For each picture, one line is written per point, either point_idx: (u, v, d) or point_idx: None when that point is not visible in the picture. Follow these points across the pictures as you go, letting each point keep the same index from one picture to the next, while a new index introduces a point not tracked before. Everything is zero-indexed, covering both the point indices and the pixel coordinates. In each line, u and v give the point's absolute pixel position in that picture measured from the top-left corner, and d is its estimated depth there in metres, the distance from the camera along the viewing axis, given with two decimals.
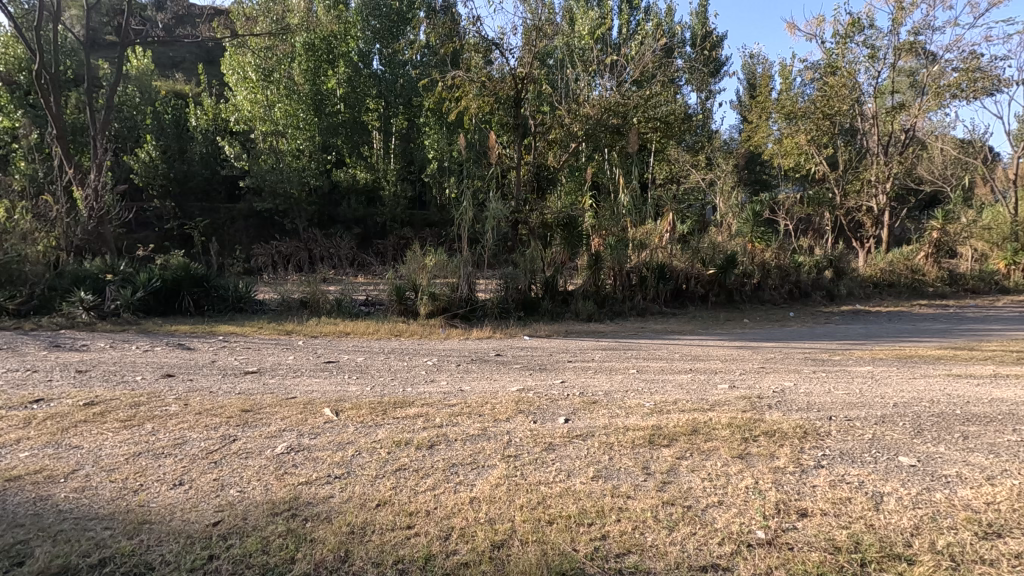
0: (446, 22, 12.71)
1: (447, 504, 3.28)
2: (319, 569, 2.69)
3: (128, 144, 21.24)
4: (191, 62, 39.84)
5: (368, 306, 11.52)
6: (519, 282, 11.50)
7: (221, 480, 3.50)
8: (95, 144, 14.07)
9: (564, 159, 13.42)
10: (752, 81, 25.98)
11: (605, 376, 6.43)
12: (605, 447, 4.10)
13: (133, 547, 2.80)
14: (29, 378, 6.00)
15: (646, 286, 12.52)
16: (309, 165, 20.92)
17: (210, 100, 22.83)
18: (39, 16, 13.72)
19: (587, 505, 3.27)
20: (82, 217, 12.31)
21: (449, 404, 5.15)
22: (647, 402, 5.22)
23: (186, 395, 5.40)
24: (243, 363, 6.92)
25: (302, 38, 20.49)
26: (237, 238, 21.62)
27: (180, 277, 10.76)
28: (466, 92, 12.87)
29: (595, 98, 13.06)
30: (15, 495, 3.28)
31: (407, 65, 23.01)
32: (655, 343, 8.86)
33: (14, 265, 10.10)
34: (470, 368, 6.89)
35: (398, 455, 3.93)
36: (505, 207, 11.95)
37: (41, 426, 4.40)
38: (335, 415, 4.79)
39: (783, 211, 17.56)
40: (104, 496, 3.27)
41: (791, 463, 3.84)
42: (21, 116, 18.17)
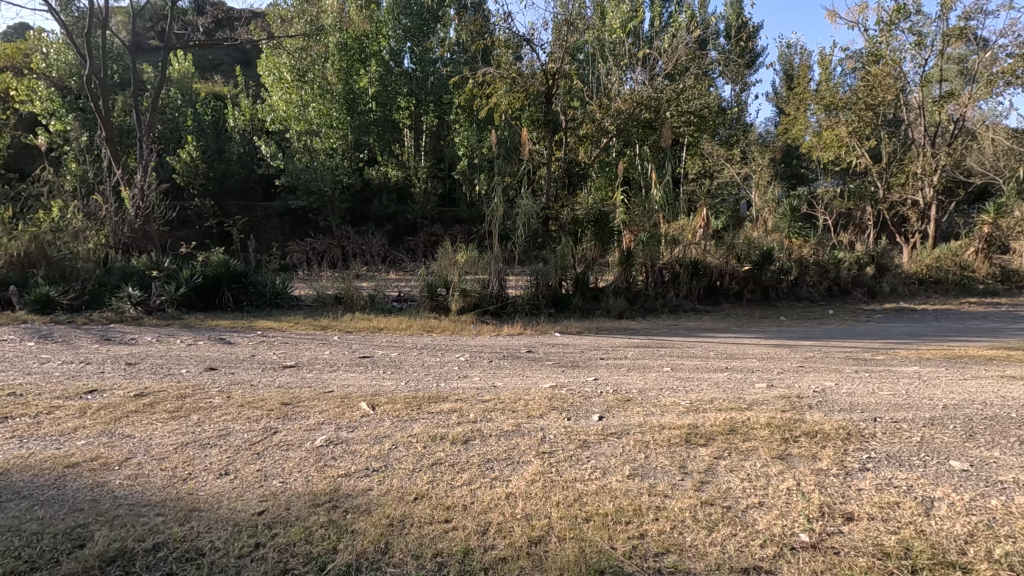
0: (476, 19, 12.72)
1: (484, 498, 3.30)
2: (360, 560, 2.75)
3: (171, 144, 22.02)
4: (230, 64, 41.11)
5: (400, 302, 11.68)
6: (550, 279, 11.50)
7: (264, 472, 3.60)
8: (140, 145, 14.59)
9: (595, 155, 13.29)
10: (789, 72, 25.24)
11: (639, 373, 6.37)
12: (640, 446, 4.06)
13: (184, 533, 2.91)
14: (83, 370, 6.28)
15: (678, 283, 12.35)
16: (342, 164, 21.26)
17: (247, 101, 23.41)
18: (89, 23, 14.29)
19: (624, 503, 3.25)
20: (129, 216, 12.79)
21: (482, 399, 5.18)
22: (683, 401, 5.15)
23: (229, 388, 5.58)
24: (281, 358, 7.10)
25: (335, 39, 20.92)
26: (274, 236, 22.16)
27: (220, 273, 11.09)
28: (496, 89, 12.87)
29: (627, 92, 12.87)
30: (73, 480, 3.44)
31: (438, 63, 23.15)
32: (688, 341, 8.72)
33: (67, 262, 10.83)
34: (502, 364, 6.92)
35: (433, 450, 3.98)
36: (536, 204, 11.90)
37: (96, 415, 4.62)
38: (371, 409, 4.88)
39: (822, 206, 17.06)
40: (156, 484, 3.41)
41: (834, 465, 3.74)
42: (72, 119, 19.02)
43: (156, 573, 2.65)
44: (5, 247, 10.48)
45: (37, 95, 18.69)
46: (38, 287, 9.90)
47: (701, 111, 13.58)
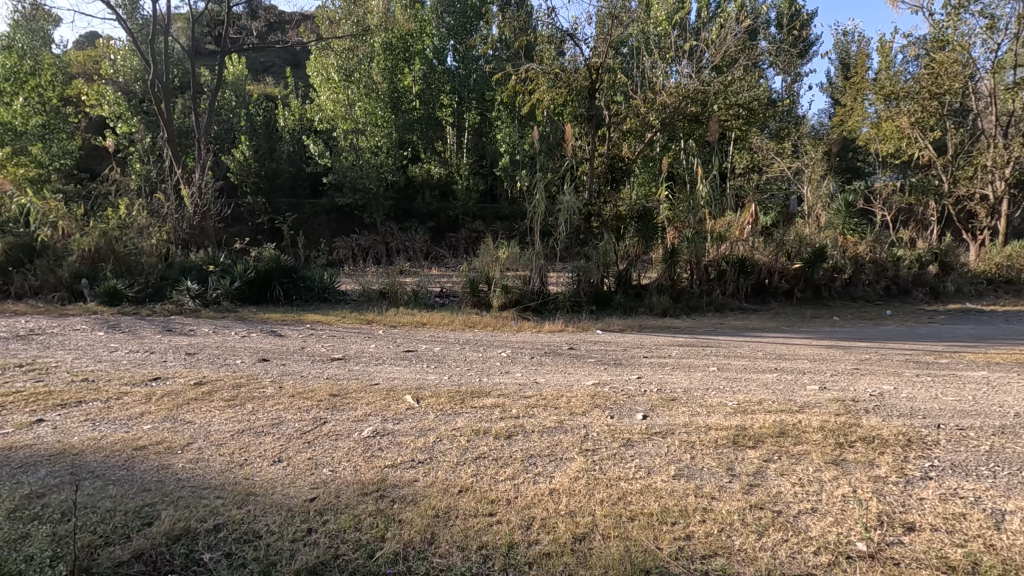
0: (519, 15, 12.70)
1: (527, 494, 3.32)
2: (408, 549, 2.82)
3: (226, 144, 22.98)
4: (280, 66, 42.73)
5: (443, 298, 11.84)
6: (592, 275, 11.41)
7: (314, 460, 3.73)
8: (198, 145, 15.29)
9: (639, 150, 13.07)
10: (845, 62, 24.13)
11: (683, 373, 6.25)
12: (685, 446, 3.99)
13: (242, 516, 3.05)
14: (148, 359, 6.66)
15: (725, 280, 12.04)
16: (387, 162, 21.65)
17: (297, 101, 24.17)
18: (153, 30, 15.04)
19: (670, 503, 3.20)
20: (188, 213, 13.42)
21: (525, 395, 5.20)
22: (730, 401, 5.02)
23: (281, 378, 5.81)
24: (329, 350, 7.32)
25: (381, 39, 21.37)
26: (321, 232, 22.84)
27: (272, 268, 11.52)
28: (539, 85, 12.80)
29: (672, 86, 12.56)
30: (141, 462, 3.65)
31: (480, 60, 23.30)
32: (735, 341, 8.48)
33: (133, 257, 11.42)
34: (544, 361, 6.91)
35: (476, 444, 4.02)
36: (578, 200, 11.80)
37: (161, 402, 4.89)
38: (416, 402, 4.98)
39: (880, 201, 16.27)
40: (215, 468, 3.58)
41: (893, 472, 3.57)
42: (137, 122, 20.09)
43: (216, 552, 2.80)
44: (78, 243, 11.19)
45: (105, 100, 19.85)
46: (107, 281, 10.56)
47: (750, 104, 13.11)
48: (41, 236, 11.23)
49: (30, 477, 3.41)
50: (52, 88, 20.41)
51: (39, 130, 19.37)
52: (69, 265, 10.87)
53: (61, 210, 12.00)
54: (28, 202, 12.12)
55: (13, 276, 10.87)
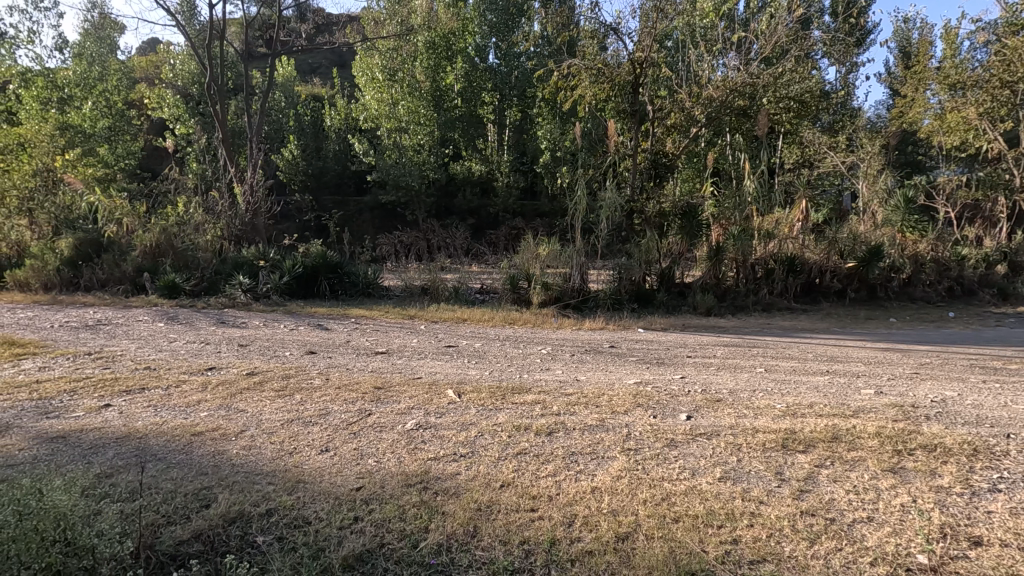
0: (562, 10, 12.61)
1: (568, 491, 3.31)
2: (450, 541, 2.86)
3: (276, 143, 23.77)
4: (326, 67, 43.97)
5: (483, 295, 11.93)
6: (633, 273, 11.23)
7: (360, 450, 3.83)
8: (249, 145, 15.83)
9: (683, 145, 12.79)
10: (906, 50, 22.86)
11: (729, 373, 6.09)
12: (732, 448, 3.89)
13: (292, 502, 3.15)
14: (204, 349, 6.98)
15: (772, 279, 11.66)
16: (429, 160, 21.91)
17: (343, 101, 24.76)
18: (208, 35, 15.65)
19: (715, 506, 3.13)
20: (241, 210, 13.90)
21: (566, 392, 5.19)
22: (778, 404, 4.85)
23: (328, 370, 5.99)
24: (373, 344, 7.50)
25: (424, 37, 21.62)
26: (365, 229, 23.37)
27: (318, 263, 11.86)
28: (581, 81, 12.69)
29: (719, 79, 12.22)
30: (199, 448, 3.83)
31: (522, 57, 23.28)
32: (783, 342, 8.21)
33: (190, 252, 11.95)
34: (584, 359, 6.84)
35: (517, 440, 4.04)
36: (621, 197, 11.63)
37: (216, 390, 5.12)
38: (457, 397, 5.04)
39: (944, 197, 15.38)
40: (267, 455, 3.73)
41: (958, 483, 3.38)
42: (194, 123, 21.03)
43: (269, 536, 2.91)
44: (140, 238, 11.79)
45: (165, 103, 20.86)
46: (167, 275, 11.13)
47: (802, 96, 12.47)
48: (107, 232, 11.91)
49: (99, 459, 3.62)
50: (118, 92, 21.57)
51: (106, 132, 20.48)
52: (132, 260, 11.50)
53: (125, 207, 12.67)
54: (96, 200, 12.85)
55: (82, 270, 11.58)
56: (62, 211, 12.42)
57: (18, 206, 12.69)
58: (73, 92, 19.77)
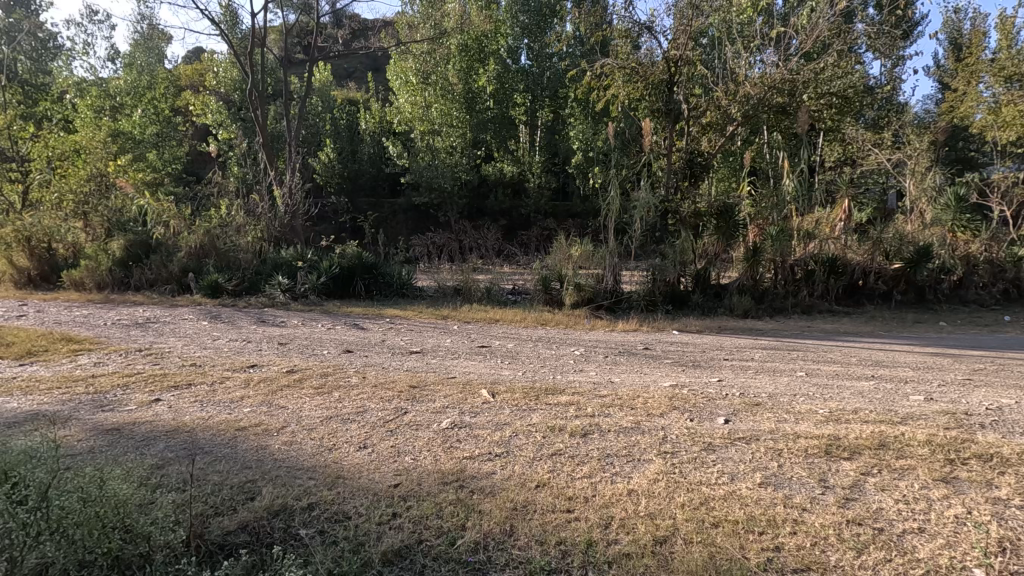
0: (595, 10, 12.53)
1: (605, 492, 3.29)
2: (487, 539, 2.88)
3: (313, 147, 24.35)
4: (361, 71, 45.00)
5: (515, 296, 11.96)
6: (668, 274, 11.04)
7: (397, 448, 3.89)
8: (288, 148, 16.21)
9: (719, 144, 12.53)
10: (956, 42, 21.90)
11: (768, 377, 5.95)
12: (772, 453, 3.80)
13: (332, 497, 3.23)
14: (246, 347, 7.21)
15: (813, 281, 11.33)
16: (461, 162, 22.05)
17: (377, 104, 25.17)
18: (250, 43, 16.11)
19: (756, 512, 3.06)
20: (280, 212, 14.16)
21: (600, 394, 5.15)
22: (821, 409, 4.71)
23: (364, 369, 6.11)
24: (408, 344, 7.61)
25: (457, 40, 21.64)
26: (399, 230, 23.74)
27: (354, 264, 12.11)
28: (614, 80, 12.57)
29: (756, 76, 11.93)
30: (243, 442, 3.96)
31: (554, 57, 23.43)
32: (824, 345, 7.98)
33: (232, 253, 12.33)
34: (619, 360, 6.79)
35: (552, 440, 4.03)
36: (654, 196, 11.45)
37: (258, 387, 5.29)
38: (491, 396, 5.07)
39: (999, 195, 14.64)
40: (307, 451, 3.82)
41: (1017, 495, 3.22)
42: (236, 128, 21.74)
43: (311, 529, 2.98)
44: (185, 240, 12.24)
45: (209, 109, 21.62)
46: (210, 275, 11.55)
47: (844, 91, 12.10)
48: (156, 234, 12.42)
49: (151, 450, 3.79)
50: (165, 100, 22.44)
51: (154, 138, 21.31)
52: (178, 261, 12.00)
53: (172, 210, 13.15)
54: (145, 203, 13.42)
55: (133, 269, 12.11)
56: (114, 213, 13.01)
57: (74, 209, 13.37)
58: (124, 100, 20.87)
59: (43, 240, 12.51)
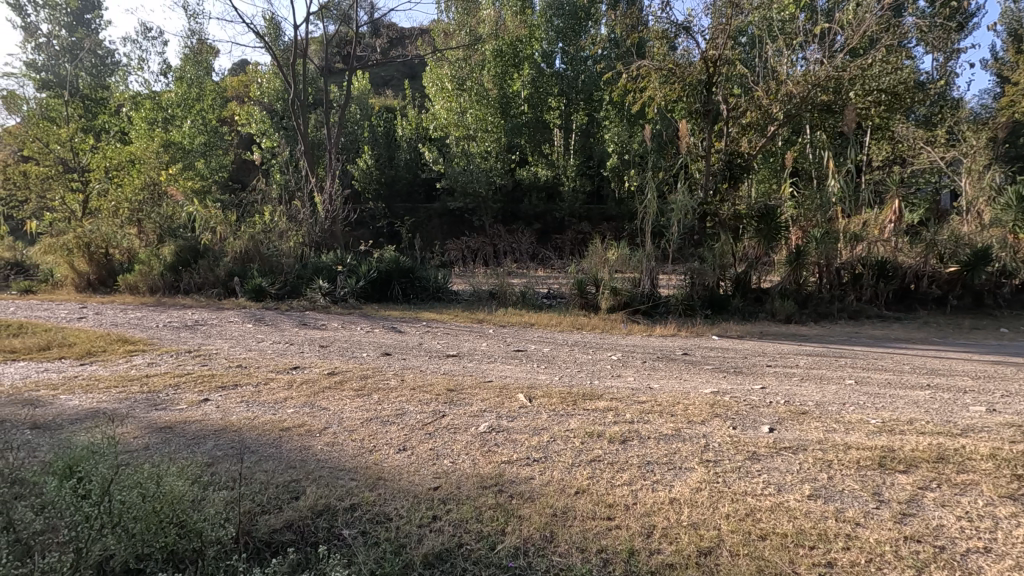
0: (631, 11, 12.38)
1: (646, 501, 3.23)
2: (527, 544, 2.87)
3: (351, 154, 24.89)
4: (398, 79, 46.01)
5: (550, 299, 11.92)
6: (706, 278, 10.81)
7: (436, 450, 3.93)
8: (328, 156, 16.61)
9: (760, 144, 12.16)
10: (1017, 33, 20.75)
11: (815, 385, 5.72)
12: (821, 464, 3.66)
13: (374, 498, 3.27)
14: (289, 349, 7.41)
15: (860, 284, 10.97)
16: (495, 166, 22.16)
17: (414, 111, 25.58)
18: (292, 54, 16.56)
19: (806, 525, 2.95)
20: (320, 218, 14.46)
21: (639, 400, 5.07)
22: (873, 419, 4.52)
23: (402, 372, 6.19)
24: (445, 347, 7.67)
25: (492, 46, 21.79)
26: (435, 235, 24.07)
27: (391, 268, 12.32)
28: (651, 82, 12.36)
29: (799, 74, 11.54)
30: (287, 442, 4.07)
31: (589, 61, 23.30)
32: (874, 352, 7.66)
33: (275, 258, 12.73)
34: (657, 366, 6.68)
35: (591, 446, 3.99)
36: (693, 199, 11.18)
37: (300, 388, 5.42)
38: (529, 401, 5.06)
39: None
40: (349, 452, 3.89)
41: None
42: (279, 136, 22.44)
43: (354, 530, 3.02)
44: (230, 245, 12.69)
45: (254, 119, 22.42)
46: (254, 279, 11.93)
47: (894, 88, 11.59)
48: (203, 239, 12.91)
49: (201, 449, 3.92)
50: (213, 111, 23.31)
51: (202, 148, 22.19)
52: (224, 265, 12.45)
53: (218, 217, 13.64)
54: (194, 209, 13.99)
55: (182, 273, 12.61)
56: (165, 220, 13.60)
57: (129, 216, 14.04)
58: (175, 111, 21.96)
59: (101, 247, 13.17)
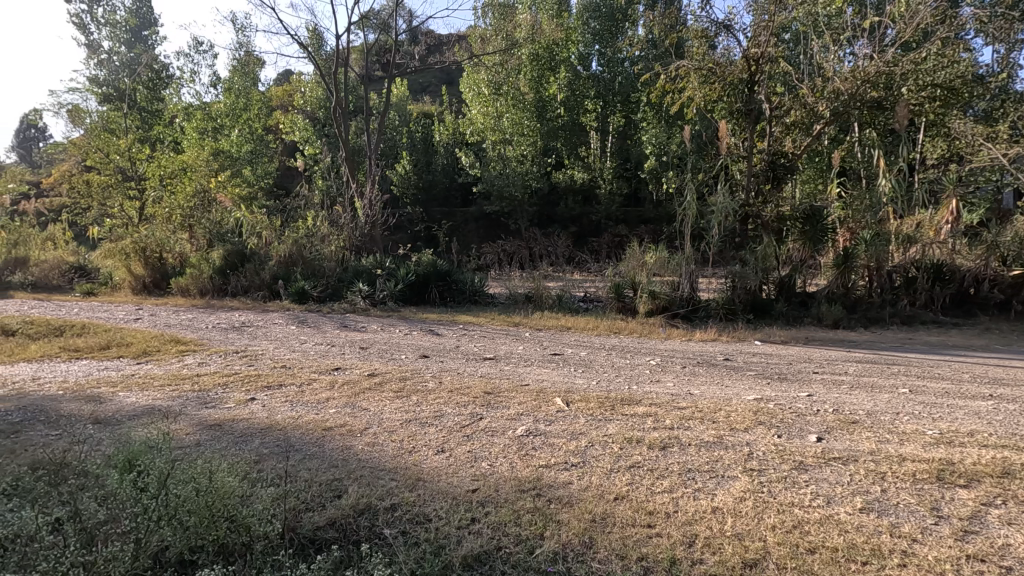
0: (670, 11, 12.19)
1: (688, 509, 3.16)
2: (566, 550, 2.85)
3: (390, 159, 25.35)
4: (436, 84, 46.75)
5: (587, 303, 11.82)
6: (749, 281, 10.50)
7: (474, 453, 3.95)
8: (368, 161, 16.93)
9: (805, 144, 11.69)
10: None
11: (866, 393, 5.47)
12: (873, 476, 3.50)
13: (414, 499, 3.32)
14: (331, 351, 7.59)
15: (913, 288, 10.49)
16: (532, 169, 22.17)
17: (451, 116, 25.89)
18: (334, 64, 16.99)
19: (858, 540, 2.83)
20: (361, 223, 14.73)
21: (679, 407, 4.95)
22: (930, 430, 4.29)
23: (441, 374, 6.26)
24: (482, 350, 7.72)
25: (528, 50, 21.84)
26: (471, 238, 24.25)
27: (429, 272, 12.47)
28: (690, 82, 12.10)
29: (847, 70, 11.07)
30: (329, 442, 4.16)
31: (626, 62, 23.06)
32: (929, 359, 7.28)
33: (317, 262, 13.08)
34: (698, 371, 6.54)
35: (630, 452, 3.94)
36: (734, 201, 10.83)
37: (342, 389, 5.55)
38: (566, 405, 5.03)
39: None
40: (388, 453, 3.96)
41: None
42: (321, 143, 23.08)
43: (394, 529, 3.07)
44: (276, 249, 13.10)
45: (297, 127, 23.14)
46: (297, 282, 12.29)
47: (951, 82, 11.11)
48: (250, 244, 13.36)
49: (249, 446, 4.06)
50: (259, 119, 24.15)
51: (249, 155, 23.04)
52: (269, 269, 12.86)
53: (264, 222, 14.11)
54: (241, 215, 14.50)
55: (230, 277, 13.09)
56: (214, 226, 14.16)
57: (181, 221, 14.68)
58: (224, 121, 22.92)
59: (155, 251, 13.78)
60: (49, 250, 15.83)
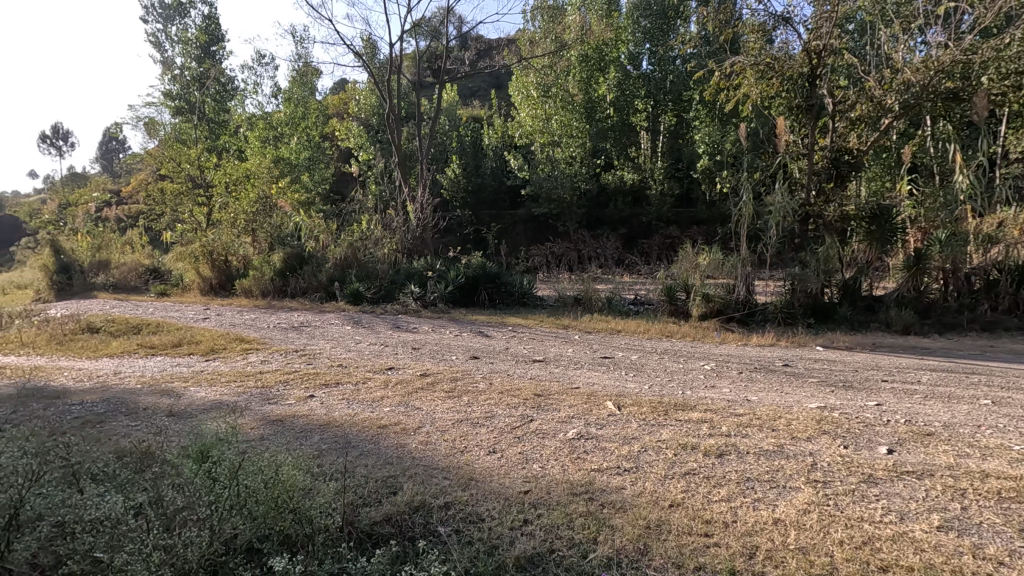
0: (724, 6, 11.81)
1: (747, 519, 3.06)
2: (620, 555, 2.81)
3: (440, 164, 25.78)
4: (485, 89, 47.35)
5: (637, 305, 11.66)
6: (810, 284, 10.04)
7: (525, 454, 3.96)
8: (419, 166, 17.26)
9: (871, 140, 11.05)
10: None
11: (942, 404, 5.12)
12: (953, 493, 3.28)
13: (467, 498, 3.36)
14: (384, 351, 7.78)
15: (993, 291, 9.75)
16: (581, 171, 22.02)
17: (500, 120, 26.04)
18: (386, 71, 17.36)
19: (937, 560, 2.65)
20: (412, 226, 15.00)
21: (736, 413, 4.80)
22: (1017, 446, 3.97)
23: (491, 375, 6.31)
24: (531, 352, 7.73)
25: (577, 51, 21.67)
26: (519, 240, 24.39)
27: (478, 274, 12.60)
28: (746, 79, 11.67)
29: (918, 62, 10.43)
30: (385, 439, 4.27)
31: (678, 60, 22.52)
32: (1013, 369, 6.75)
33: (371, 264, 13.45)
34: (755, 377, 6.30)
35: (684, 459, 3.84)
36: (794, 201, 10.37)
37: (396, 388, 5.68)
38: (617, 409, 4.96)
39: None
40: (441, 452, 4.02)
41: None
42: (374, 150, 23.73)
43: (448, 527, 3.12)
44: (332, 252, 13.57)
45: (352, 134, 23.90)
46: (352, 283, 12.68)
47: None
48: (308, 247, 13.90)
49: (309, 442, 4.22)
50: (316, 127, 25.08)
51: (307, 162, 23.98)
52: (326, 271, 13.33)
53: (321, 226, 14.64)
54: (300, 220, 15.09)
55: (289, 279, 13.66)
56: (275, 230, 14.81)
57: (245, 226, 15.44)
58: (283, 130, 23.93)
59: (221, 254, 14.55)
60: (128, 253, 17.02)
